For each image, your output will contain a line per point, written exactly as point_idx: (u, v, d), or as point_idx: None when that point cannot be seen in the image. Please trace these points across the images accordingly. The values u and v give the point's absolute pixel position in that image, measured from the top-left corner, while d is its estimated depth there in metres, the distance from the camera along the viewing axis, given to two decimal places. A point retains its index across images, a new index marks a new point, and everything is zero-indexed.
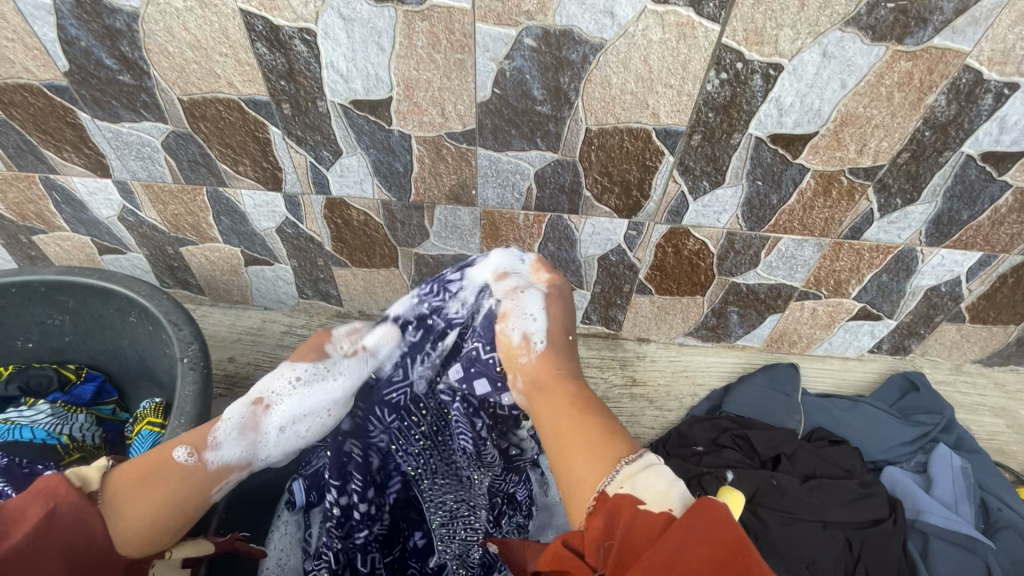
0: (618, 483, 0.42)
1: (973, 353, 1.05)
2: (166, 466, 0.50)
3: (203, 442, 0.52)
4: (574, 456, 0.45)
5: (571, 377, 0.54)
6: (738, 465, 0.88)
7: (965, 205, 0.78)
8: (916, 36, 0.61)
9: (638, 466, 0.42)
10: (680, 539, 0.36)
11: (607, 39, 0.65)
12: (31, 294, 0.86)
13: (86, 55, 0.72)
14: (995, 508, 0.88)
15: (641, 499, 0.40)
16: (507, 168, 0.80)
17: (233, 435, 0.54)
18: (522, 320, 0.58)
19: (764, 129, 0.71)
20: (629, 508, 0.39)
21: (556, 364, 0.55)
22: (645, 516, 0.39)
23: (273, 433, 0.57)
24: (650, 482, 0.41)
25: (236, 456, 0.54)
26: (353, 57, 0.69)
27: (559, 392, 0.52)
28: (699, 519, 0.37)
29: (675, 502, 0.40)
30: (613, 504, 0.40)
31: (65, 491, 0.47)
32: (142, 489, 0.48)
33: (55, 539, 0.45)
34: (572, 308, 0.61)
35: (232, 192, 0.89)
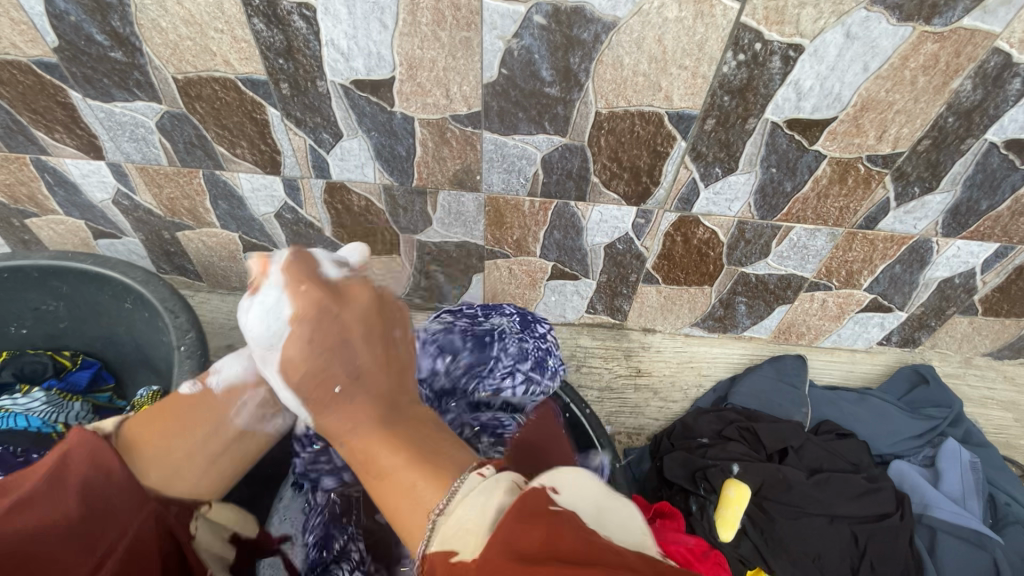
0: (437, 537, 0.34)
1: (984, 346, 1.03)
2: (180, 404, 0.58)
3: (203, 373, 0.61)
4: (398, 515, 0.39)
5: (371, 433, 0.44)
6: (745, 458, 0.87)
7: (984, 194, 0.76)
8: (945, 16, 0.58)
9: (458, 498, 0.36)
10: (487, 571, 0.30)
11: (620, 17, 0.62)
12: (24, 279, 0.84)
13: (76, 30, 0.69)
14: (1004, 503, 0.87)
15: (454, 549, 0.32)
16: (513, 152, 0.78)
17: (232, 360, 0.61)
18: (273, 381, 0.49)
19: (781, 114, 0.69)
20: (443, 569, 0.32)
21: (365, 429, 0.44)
22: (460, 565, 0.31)
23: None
24: (463, 521, 0.34)
25: (237, 373, 0.60)
26: (355, 35, 0.66)
27: (372, 450, 0.43)
28: (508, 525, 0.32)
29: (492, 516, 0.33)
30: (431, 562, 0.33)
31: (79, 437, 0.49)
32: (162, 423, 0.56)
33: (70, 478, 0.47)
34: (318, 322, 0.47)
35: (229, 175, 0.87)
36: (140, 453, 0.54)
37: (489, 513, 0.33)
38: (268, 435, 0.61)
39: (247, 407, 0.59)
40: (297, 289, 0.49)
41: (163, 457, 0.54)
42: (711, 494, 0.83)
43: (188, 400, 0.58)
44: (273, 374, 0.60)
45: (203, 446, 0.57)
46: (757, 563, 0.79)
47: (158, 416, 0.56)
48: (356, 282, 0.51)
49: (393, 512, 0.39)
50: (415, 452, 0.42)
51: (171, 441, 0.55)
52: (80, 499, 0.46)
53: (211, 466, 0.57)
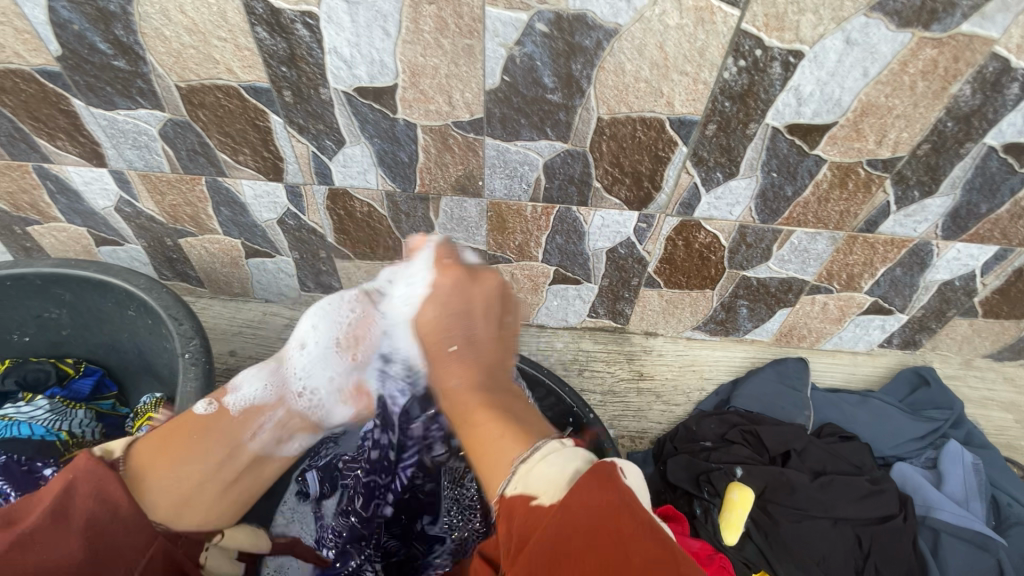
0: (514, 485, 0.44)
1: (985, 348, 1.04)
2: (189, 425, 0.62)
3: (220, 390, 0.67)
4: (484, 463, 0.48)
5: (472, 391, 0.56)
6: (748, 461, 0.87)
7: (984, 197, 0.76)
8: (943, 22, 0.59)
9: (533, 460, 0.45)
10: (563, 513, 0.39)
11: (621, 24, 0.62)
12: (27, 287, 0.84)
13: (80, 39, 0.69)
14: (1006, 504, 0.87)
15: (533, 495, 0.42)
16: (515, 158, 0.78)
17: (252, 381, 0.70)
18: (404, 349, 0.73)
19: (782, 119, 0.69)
20: (523, 509, 0.42)
21: (469, 381, 0.57)
22: (535, 509, 0.41)
23: (296, 350, 0.73)
24: (543, 473, 0.43)
25: (255, 395, 0.69)
26: (357, 43, 0.67)
27: (472, 412, 0.54)
28: (582, 490, 0.39)
29: (562, 485, 0.41)
30: (506, 506, 0.43)
31: (86, 466, 0.53)
32: (164, 457, 0.58)
33: (77, 515, 0.50)
34: (462, 298, 0.65)
35: (232, 182, 0.87)
36: (146, 486, 0.57)
37: (566, 473, 0.42)
38: (283, 458, 0.69)
39: (262, 428, 0.67)
40: (448, 265, 0.69)
41: (171, 489, 0.58)
42: (715, 497, 0.84)
43: (201, 422, 0.63)
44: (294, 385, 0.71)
45: (213, 472, 0.61)
46: (762, 566, 0.80)
47: (162, 440, 0.60)
48: (488, 272, 0.68)
49: (480, 453, 0.49)
50: (507, 409, 0.54)
51: (176, 472, 0.58)
52: (85, 540, 0.50)
53: (220, 492, 0.63)
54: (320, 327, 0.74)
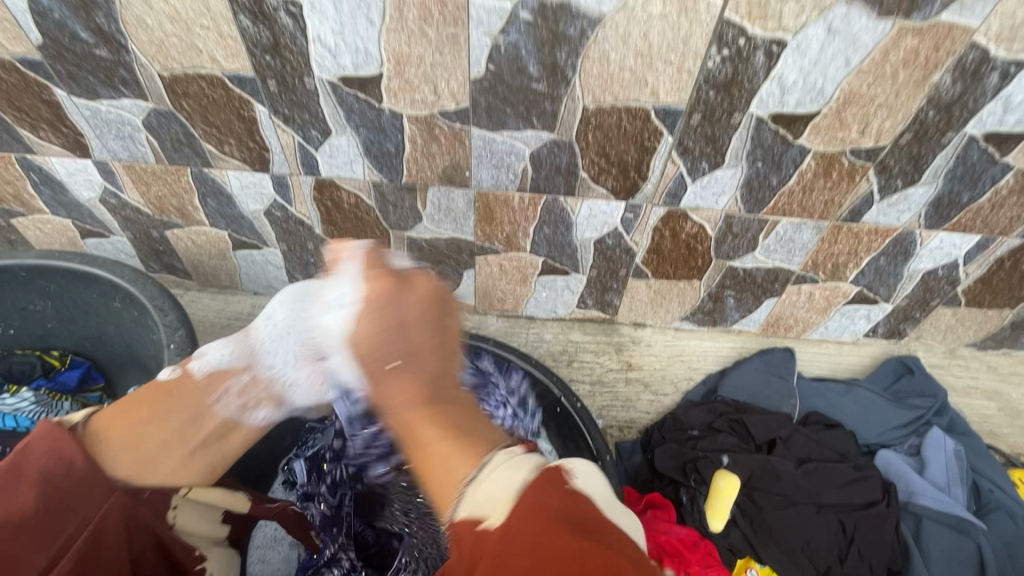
0: (463, 507, 0.43)
1: (968, 337, 1.05)
2: (156, 395, 0.63)
3: (185, 358, 0.67)
4: (433, 476, 0.48)
5: (423, 401, 0.53)
6: (734, 449, 0.88)
7: (966, 186, 0.77)
8: (924, 11, 0.59)
9: (486, 474, 0.44)
10: (511, 535, 0.38)
11: (605, 12, 0.62)
12: (11, 279, 0.84)
13: (60, 28, 0.69)
14: (986, 489, 0.89)
15: (483, 516, 0.41)
16: (502, 148, 0.78)
17: (218, 349, 0.69)
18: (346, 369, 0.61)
19: (766, 108, 0.70)
20: (470, 535, 0.41)
21: (422, 402, 0.53)
22: (483, 532, 0.40)
23: (261, 329, 0.72)
24: (487, 494, 0.42)
25: (221, 361, 0.68)
26: (341, 31, 0.67)
27: (423, 423, 0.51)
28: (528, 499, 0.40)
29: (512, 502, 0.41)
30: (456, 531, 0.42)
31: (38, 429, 0.53)
32: (125, 421, 0.58)
33: (30, 470, 0.50)
34: (389, 312, 0.59)
35: (218, 173, 0.86)
36: (105, 447, 0.56)
37: (514, 487, 0.42)
38: (249, 427, 0.67)
39: (228, 393, 0.66)
40: (382, 278, 0.62)
41: (131, 451, 0.57)
42: (701, 486, 0.84)
43: (165, 388, 0.64)
44: (261, 358, 0.71)
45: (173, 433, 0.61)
46: (748, 553, 0.81)
47: (123, 407, 0.60)
48: (421, 275, 0.63)
49: (429, 470, 0.48)
50: (467, 411, 0.54)
51: (136, 434, 0.57)
52: (38, 491, 0.49)
53: (186, 457, 0.61)
54: (284, 306, 0.73)
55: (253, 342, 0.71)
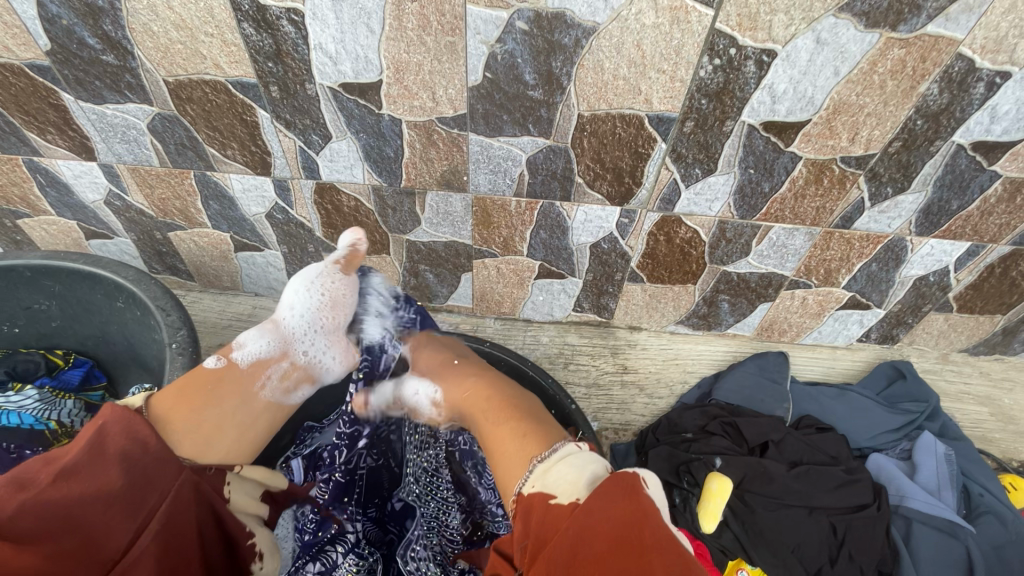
0: (533, 482, 0.49)
1: (960, 342, 1.06)
2: (204, 381, 0.63)
3: (227, 347, 0.67)
4: (503, 458, 0.55)
5: (482, 392, 0.65)
6: (726, 452, 0.89)
7: (955, 194, 0.78)
8: (910, 23, 0.61)
9: (552, 460, 0.50)
10: (583, 524, 0.41)
11: (599, 22, 0.64)
12: (17, 278, 0.85)
13: (68, 34, 0.71)
14: (977, 493, 0.89)
15: (550, 494, 0.46)
16: (499, 153, 0.80)
17: (254, 340, 0.70)
18: (417, 390, 0.73)
19: (757, 116, 0.71)
20: (541, 506, 0.46)
21: (461, 389, 0.68)
22: (554, 508, 0.45)
23: (288, 318, 0.73)
24: (561, 475, 0.47)
25: (261, 349, 0.69)
26: (342, 39, 0.68)
27: (478, 404, 0.65)
28: (604, 496, 0.42)
29: (581, 489, 0.45)
30: (526, 503, 0.48)
31: (111, 411, 0.51)
32: (183, 405, 0.59)
33: (110, 449, 0.49)
34: (445, 345, 0.78)
35: (220, 176, 0.88)
36: (172, 429, 0.56)
37: (582, 479, 0.46)
38: (289, 407, 0.70)
39: (272, 379, 0.68)
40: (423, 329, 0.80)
41: (196, 430, 0.58)
42: (694, 487, 0.85)
43: (213, 377, 0.64)
44: (294, 344, 0.72)
45: (230, 416, 0.62)
46: (739, 553, 0.82)
47: (180, 391, 0.60)
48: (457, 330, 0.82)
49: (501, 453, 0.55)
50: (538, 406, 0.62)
51: (199, 416, 0.59)
52: (122, 469, 0.48)
53: (241, 437, 0.63)
54: (302, 292, 0.74)
55: (285, 329, 0.72)
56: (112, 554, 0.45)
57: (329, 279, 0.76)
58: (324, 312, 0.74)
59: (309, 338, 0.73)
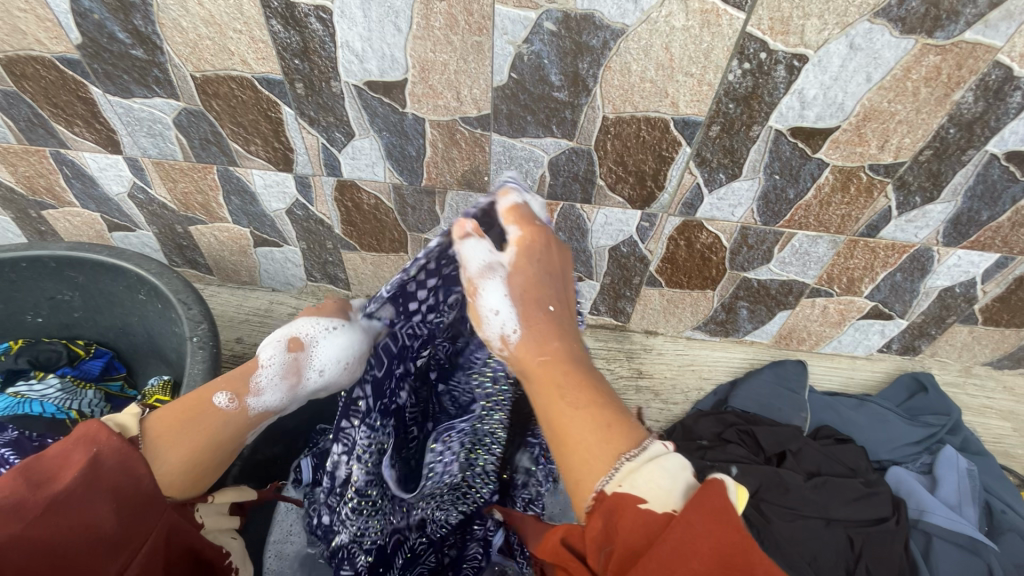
0: (617, 481, 0.39)
1: (985, 355, 1.04)
2: (205, 416, 0.55)
3: (243, 387, 0.56)
4: (576, 452, 0.42)
5: (563, 362, 0.47)
6: (743, 460, 0.88)
7: (985, 205, 0.76)
8: (947, 30, 0.60)
9: (641, 460, 0.40)
10: (687, 539, 0.34)
11: (628, 24, 0.63)
12: (42, 269, 0.86)
13: (99, 28, 0.71)
14: (999, 511, 0.88)
15: (641, 497, 0.37)
16: (521, 154, 0.79)
17: (272, 384, 0.58)
18: (496, 312, 0.50)
19: (785, 122, 0.70)
20: (629, 512, 0.37)
21: (539, 348, 0.48)
22: (645, 516, 0.36)
23: (314, 377, 0.60)
24: (654, 479, 0.38)
25: (274, 403, 0.59)
26: (369, 38, 0.68)
27: (548, 378, 0.46)
28: (705, 514, 0.35)
29: (677, 500, 0.37)
30: (611, 504, 0.38)
31: (109, 438, 0.49)
32: (181, 439, 0.52)
33: (103, 483, 0.47)
34: (548, 272, 0.53)
35: (243, 172, 0.89)
36: (162, 460, 0.51)
37: (678, 487, 0.38)
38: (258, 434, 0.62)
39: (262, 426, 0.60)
40: (536, 225, 0.55)
41: (188, 470, 0.52)
42: None
43: (215, 418, 0.55)
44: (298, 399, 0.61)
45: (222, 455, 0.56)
46: None
47: (182, 427, 0.53)
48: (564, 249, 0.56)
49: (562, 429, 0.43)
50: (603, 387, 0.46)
51: (195, 457, 0.53)
52: (115, 508, 0.47)
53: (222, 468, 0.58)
54: (339, 365, 0.59)
55: (304, 387, 0.61)
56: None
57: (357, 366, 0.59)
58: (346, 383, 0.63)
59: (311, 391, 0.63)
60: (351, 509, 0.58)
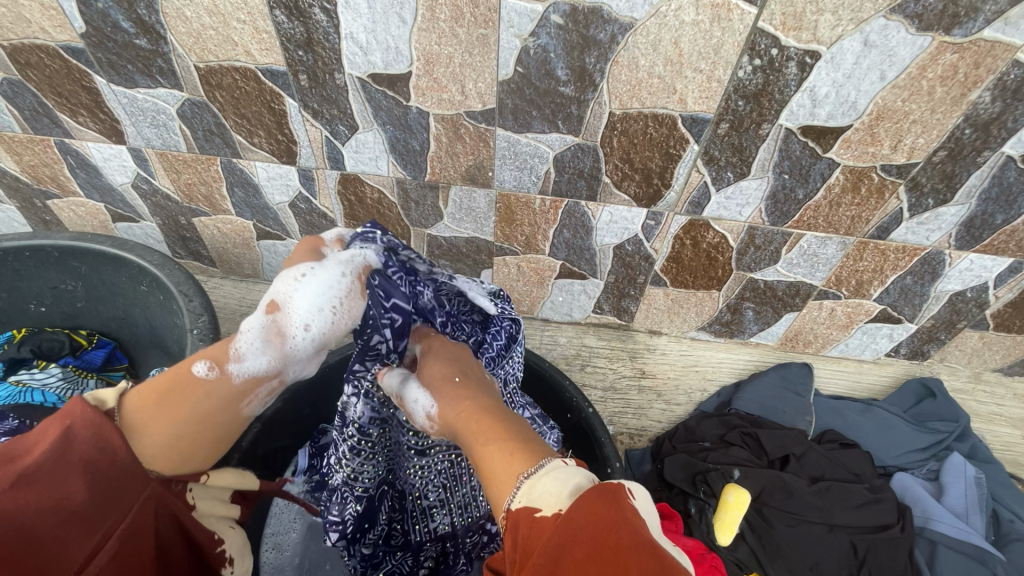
0: (519, 498, 0.44)
1: (994, 362, 1.02)
2: (187, 387, 0.54)
3: (222, 357, 0.56)
4: (491, 481, 0.48)
5: (474, 412, 0.55)
6: (746, 463, 0.87)
7: (1000, 208, 0.75)
8: (965, 27, 0.58)
9: (537, 475, 0.44)
10: (561, 528, 0.38)
11: (637, 18, 0.62)
12: (45, 258, 0.86)
13: (103, 17, 0.71)
14: (1007, 519, 0.86)
15: (536, 507, 0.42)
16: (526, 150, 0.78)
17: (255, 349, 0.57)
18: (417, 396, 0.61)
19: (796, 120, 0.69)
20: (527, 521, 0.42)
21: (457, 409, 0.57)
22: (539, 522, 0.41)
23: (300, 334, 0.58)
24: (545, 488, 0.42)
25: (260, 369, 0.57)
26: (374, 30, 0.68)
27: (471, 425, 0.54)
28: (582, 503, 0.39)
29: (565, 498, 0.41)
30: (514, 517, 0.43)
31: (83, 412, 0.50)
32: (164, 413, 0.53)
33: (76, 457, 0.49)
34: (450, 356, 0.64)
35: (246, 164, 0.88)
36: (143, 435, 0.52)
37: (566, 489, 0.42)
38: (256, 416, 0.61)
39: (259, 397, 0.58)
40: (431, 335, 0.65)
41: (168, 445, 0.53)
42: (711, 498, 0.84)
43: (198, 387, 0.55)
44: (294, 362, 0.59)
45: (211, 428, 0.55)
46: (754, 568, 0.79)
47: (159, 403, 0.53)
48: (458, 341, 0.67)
49: (487, 470, 0.49)
50: (509, 424, 0.53)
51: (177, 430, 0.53)
52: (86, 482, 0.49)
53: (218, 447, 0.58)
54: (324, 311, 0.57)
55: (293, 348, 0.58)
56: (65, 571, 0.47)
57: (355, 307, 0.58)
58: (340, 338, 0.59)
59: (306, 357, 0.60)
60: (350, 447, 0.66)
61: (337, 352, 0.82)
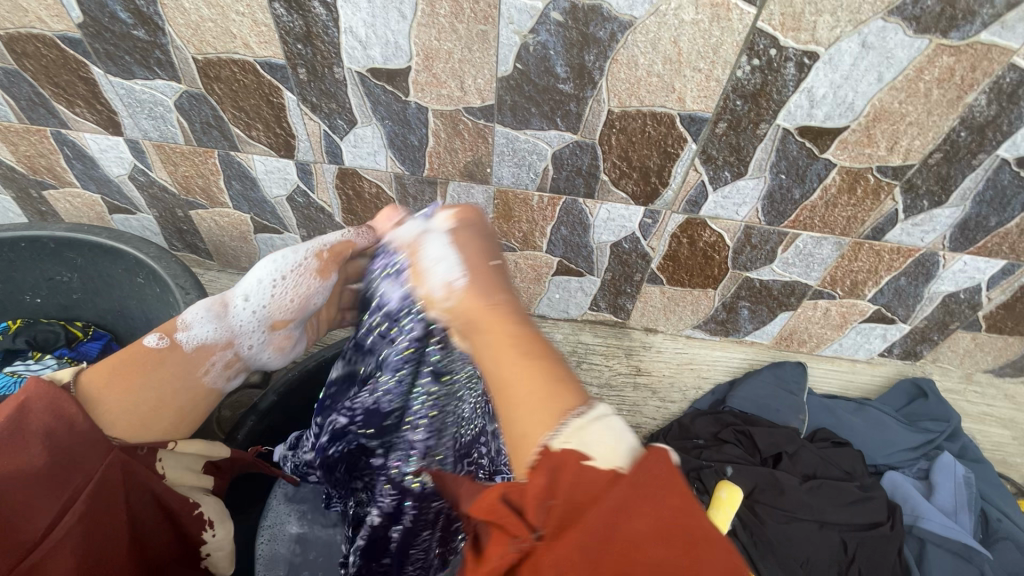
0: (564, 437, 0.33)
1: (986, 363, 1.03)
2: (144, 358, 0.58)
3: (172, 326, 0.61)
4: (518, 400, 0.36)
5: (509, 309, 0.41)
6: (738, 461, 0.88)
7: (994, 210, 0.75)
8: (962, 30, 0.58)
9: (588, 419, 0.34)
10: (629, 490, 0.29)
11: (637, 16, 0.62)
12: (41, 249, 0.86)
13: (101, 7, 0.71)
14: (995, 519, 0.87)
15: (587, 454, 0.32)
16: (525, 147, 0.78)
17: (202, 320, 0.63)
18: (440, 260, 0.47)
19: (793, 121, 0.69)
20: (573, 467, 0.31)
21: (487, 295, 0.43)
22: (589, 474, 0.31)
23: (244, 303, 0.65)
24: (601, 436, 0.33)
25: (208, 335, 0.63)
26: (373, 24, 0.67)
27: (497, 325, 0.40)
28: (652, 471, 0.31)
29: (623, 458, 0.32)
30: (556, 460, 0.32)
31: (35, 384, 0.50)
32: (121, 379, 0.55)
33: (33, 425, 0.48)
34: (487, 240, 0.50)
35: (244, 156, 0.88)
36: (104, 404, 0.53)
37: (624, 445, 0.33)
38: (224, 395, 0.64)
39: (216, 367, 0.62)
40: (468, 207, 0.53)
41: (131, 411, 0.54)
42: (703, 495, 0.84)
43: (154, 357, 0.59)
44: (243, 332, 0.65)
45: (172, 394, 0.58)
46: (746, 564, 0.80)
47: (114, 371, 0.55)
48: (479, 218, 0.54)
49: (516, 384, 0.36)
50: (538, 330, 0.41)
51: (134, 395, 0.55)
52: (46, 449, 0.48)
53: (183, 419, 0.59)
54: (264, 283, 0.65)
55: (238, 317, 0.65)
56: (30, 534, 0.45)
57: (298, 273, 0.65)
58: (281, 306, 0.65)
59: (254, 328, 0.66)
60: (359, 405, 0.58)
61: (333, 347, 0.82)
